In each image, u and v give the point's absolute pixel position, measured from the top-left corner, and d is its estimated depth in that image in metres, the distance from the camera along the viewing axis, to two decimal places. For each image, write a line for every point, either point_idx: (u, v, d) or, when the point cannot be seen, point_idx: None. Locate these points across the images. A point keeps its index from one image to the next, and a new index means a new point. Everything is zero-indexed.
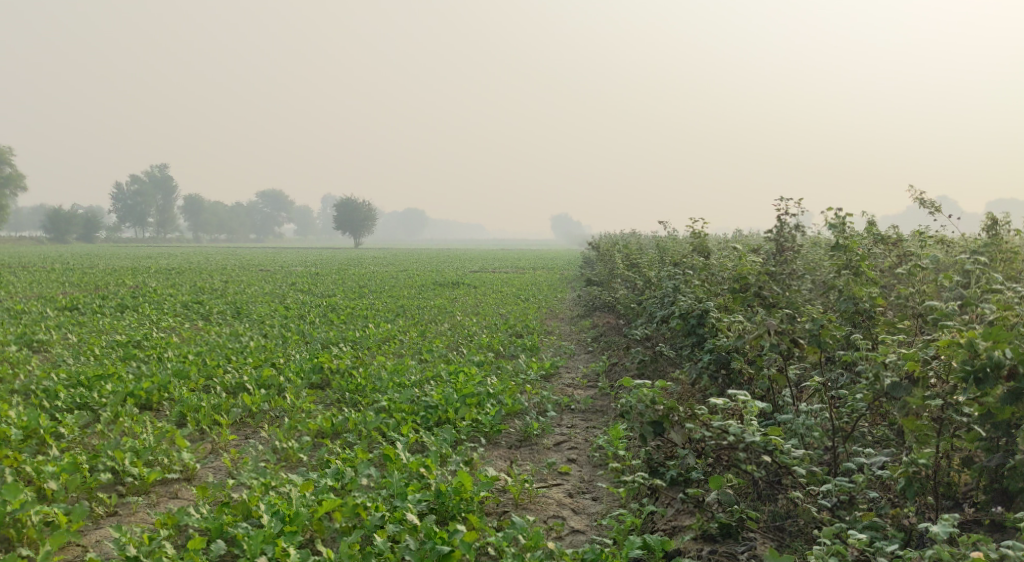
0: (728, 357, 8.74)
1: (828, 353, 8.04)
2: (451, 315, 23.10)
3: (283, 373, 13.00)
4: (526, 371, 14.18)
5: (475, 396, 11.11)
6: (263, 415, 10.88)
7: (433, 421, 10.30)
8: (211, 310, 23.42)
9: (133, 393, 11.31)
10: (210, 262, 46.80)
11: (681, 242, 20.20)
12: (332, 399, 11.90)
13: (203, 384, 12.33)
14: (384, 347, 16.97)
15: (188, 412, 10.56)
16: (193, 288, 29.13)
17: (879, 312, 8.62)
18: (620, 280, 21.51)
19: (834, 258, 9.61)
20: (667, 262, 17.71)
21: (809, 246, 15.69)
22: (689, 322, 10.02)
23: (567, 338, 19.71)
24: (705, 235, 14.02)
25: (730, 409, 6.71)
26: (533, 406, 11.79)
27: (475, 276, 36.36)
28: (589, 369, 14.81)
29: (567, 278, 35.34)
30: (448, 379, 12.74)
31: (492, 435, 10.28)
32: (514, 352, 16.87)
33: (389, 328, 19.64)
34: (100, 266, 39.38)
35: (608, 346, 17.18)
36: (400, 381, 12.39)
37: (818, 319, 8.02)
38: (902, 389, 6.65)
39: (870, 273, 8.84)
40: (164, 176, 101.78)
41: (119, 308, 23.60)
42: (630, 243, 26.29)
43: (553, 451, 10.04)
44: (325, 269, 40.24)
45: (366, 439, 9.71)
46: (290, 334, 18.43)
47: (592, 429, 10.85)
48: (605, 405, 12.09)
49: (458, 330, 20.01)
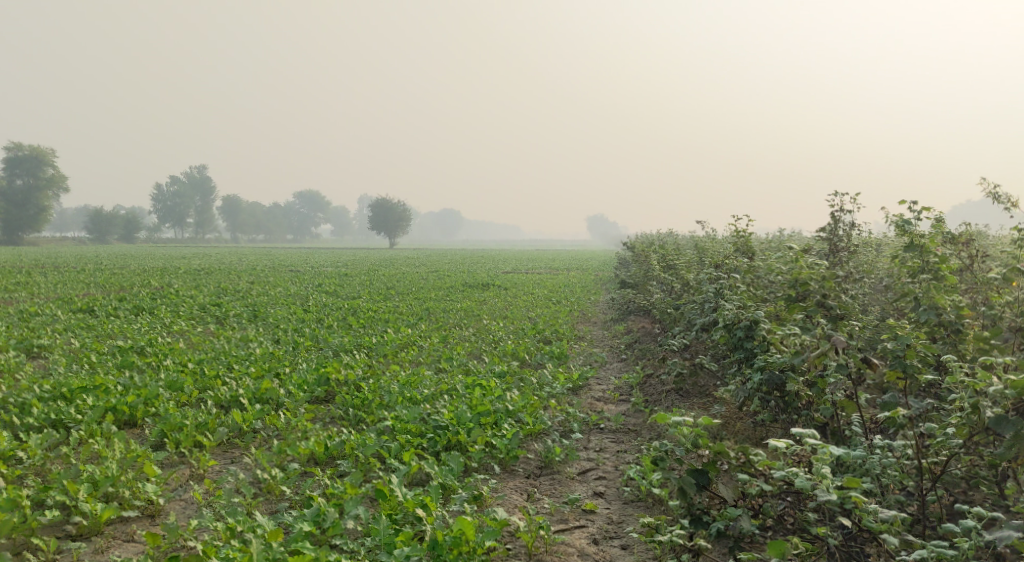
0: (783, 378, 7.40)
1: (911, 379, 6.60)
2: (478, 319, 21.81)
3: (284, 386, 11.87)
4: (552, 384, 12.87)
5: (490, 415, 9.88)
6: (253, 435, 9.75)
7: (441, 446, 9.08)
8: (228, 312, 22.50)
9: (115, 408, 10.27)
10: (240, 262, 46.25)
11: (723, 241, 18.67)
12: (333, 416, 10.74)
13: (196, 398, 11.23)
14: (400, 355, 15.77)
15: (168, 432, 9.45)
16: (216, 291, 28.21)
17: (968, 324, 7.27)
18: (656, 283, 20.07)
19: (909, 259, 8.17)
20: (707, 263, 16.26)
21: (867, 247, 14.19)
22: (735, 335, 8.55)
23: (598, 345, 18.36)
24: (749, 233, 12.57)
25: (795, 455, 5.35)
26: (556, 425, 10.50)
27: (506, 278, 35.05)
28: (622, 380, 13.46)
29: (601, 280, 33.89)
30: (463, 393, 11.52)
31: (508, 462, 9.00)
32: (541, 361, 15.57)
33: (409, 333, 18.46)
34: (130, 268, 38.94)
35: (642, 354, 15.81)
36: (411, 395, 11.17)
37: (902, 339, 6.61)
38: (1011, 425, 5.43)
39: (952, 278, 7.51)
40: (201, 178, 102.26)
41: (136, 311, 22.73)
42: (665, 243, 24.86)
43: (579, 482, 8.73)
44: (353, 269, 39.15)
45: (362, 468, 8.54)
46: (303, 340, 17.32)
47: (624, 456, 9.51)
48: (638, 424, 10.72)
49: (482, 336, 18.75)
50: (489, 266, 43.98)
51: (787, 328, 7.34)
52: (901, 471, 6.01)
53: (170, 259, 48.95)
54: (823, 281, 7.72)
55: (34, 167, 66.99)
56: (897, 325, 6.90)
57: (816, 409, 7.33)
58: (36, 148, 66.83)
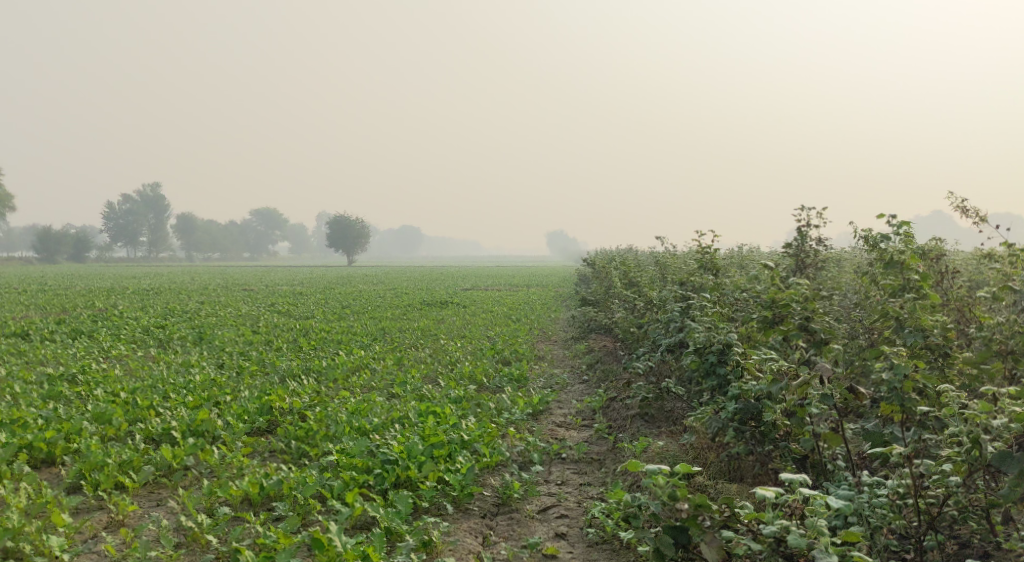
0: (759, 407, 6.91)
1: (908, 411, 6.04)
2: (435, 339, 21.00)
3: (222, 416, 10.96)
4: (511, 409, 12.16)
5: (443, 447, 9.10)
6: (183, 474, 8.86)
7: (389, 483, 8.33)
8: (173, 335, 21.36)
9: (31, 445, 9.31)
10: (192, 281, 44.73)
11: (685, 257, 18.16)
12: (273, 450, 9.94)
13: (124, 431, 10.26)
14: (351, 379, 14.89)
15: (86, 472, 8.52)
16: (161, 312, 26.92)
17: (956, 347, 6.91)
18: (618, 300, 19.51)
19: (890, 277, 7.70)
20: (670, 280, 15.69)
21: (833, 264, 13.74)
22: (706, 361, 7.86)
23: (559, 366, 17.66)
24: (714, 249, 11.96)
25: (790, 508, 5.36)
26: (515, 455, 9.78)
27: (466, 295, 34.22)
28: (584, 404, 12.77)
29: (561, 297, 33.27)
30: (416, 422, 10.75)
31: (462, 500, 8.27)
32: (499, 385, 14.84)
33: (363, 355, 17.61)
34: (75, 288, 37.23)
35: (605, 376, 15.13)
36: (359, 425, 10.37)
37: (898, 368, 5.96)
38: (1016, 463, 5.05)
39: (934, 297, 7.13)
40: (154, 196, 99.85)
41: (72, 335, 21.41)
42: (626, 259, 24.23)
43: (539, 522, 8.05)
44: (310, 289, 38.05)
45: (299, 511, 7.78)
46: (248, 364, 16.35)
47: (587, 489, 8.84)
48: (602, 453, 10.06)
49: (438, 357, 17.95)
50: (450, 284, 43.03)
51: (762, 353, 6.80)
52: (890, 512, 5.64)
53: (117, 278, 47.26)
54: (806, 302, 6.98)
55: None
56: (892, 351, 6.22)
57: (794, 440, 6.84)
58: None
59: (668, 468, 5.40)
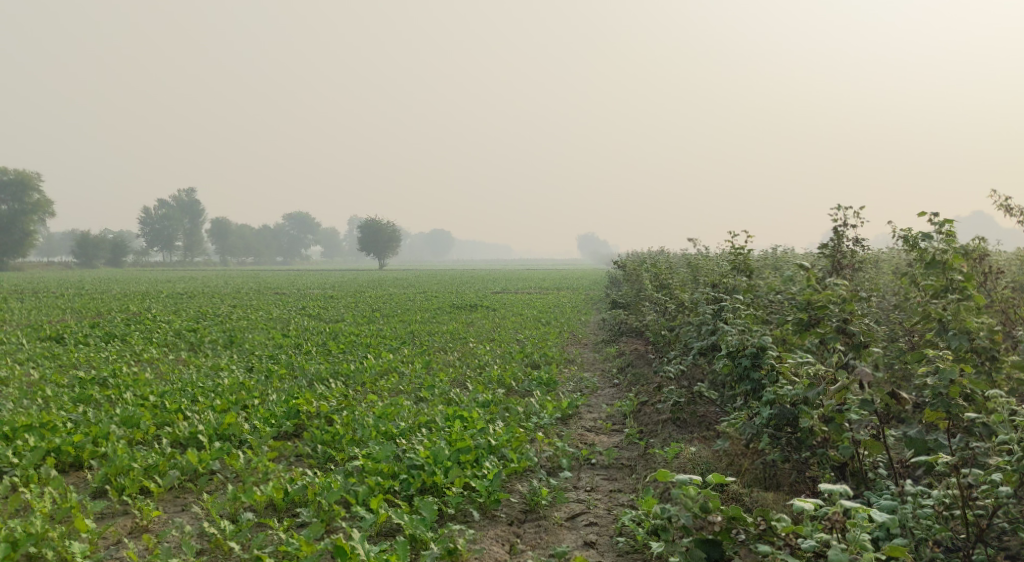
0: (795, 412, 6.69)
1: (955, 418, 5.81)
2: (464, 342, 20.88)
3: (249, 420, 10.90)
4: (540, 414, 11.96)
5: (470, 453, 8.94)
6: (209, 478, 8.80)
7: (415, 489, 8.19)
8: (204, 339, 21.48)
9: (59, 449, 9.32)
10: (225, 285, 45.14)
11: (717, 259, 17.82)
12: (300, 454, 9.86)
13: (151, 435, 10.22)
14: (380, 383, 14.79)
15: (112, 476, 8.49)
16: (194, 316, 27.14)
17: (1004, 351, 6.60)
18: (649, 303, 19.23)
19: (932, 277, 7.39)
20: (702, 282, 15.38)
21: (870, 266, 13.34)
22: (739, 365, 7.61)
23: (589, 369, 17.43)
24: (747, 250, 11.65)
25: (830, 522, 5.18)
26: (543, 461, 9.58)
27: (496, 298, 34.07)
28: (614, 409, 12.53)
29: (592, 300, 32.98)
30: (443, 427, 10.61)
31: (489, 506, 8.08)
32: (528, 389, 14.65)
33: (391, 359, 17.53)
34: (111, 292, 37.79)
35: (635, 380, 14.86)
36: (386, 430, 10.25)
37: (943, 373, 5.77)
38: None
39: (979, 298, 6.84)
40: (189, 202, 101.27)
41: (106, 339, 21.60)
42: (657, 261, 23.90)
43: (567, 530, 7.86)
44: (341, 293, 38.26)
45: (324, 517, 7.66)
46: (278, 367, 16.36)
47: (617, 496, 8.62)
48: (633, 458, 9.82)
49: (467, 360, 17.81)
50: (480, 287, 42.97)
51: (797, 357, 6.59)
52: (936, 522, 5.39)
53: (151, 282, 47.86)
54: (844, 304, 6.69)
55: (19, 193, 63.13)
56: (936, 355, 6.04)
57: (831, 446, 6.56)
58: (22, 173, 63.05)
59: (700, 478, 5.29)
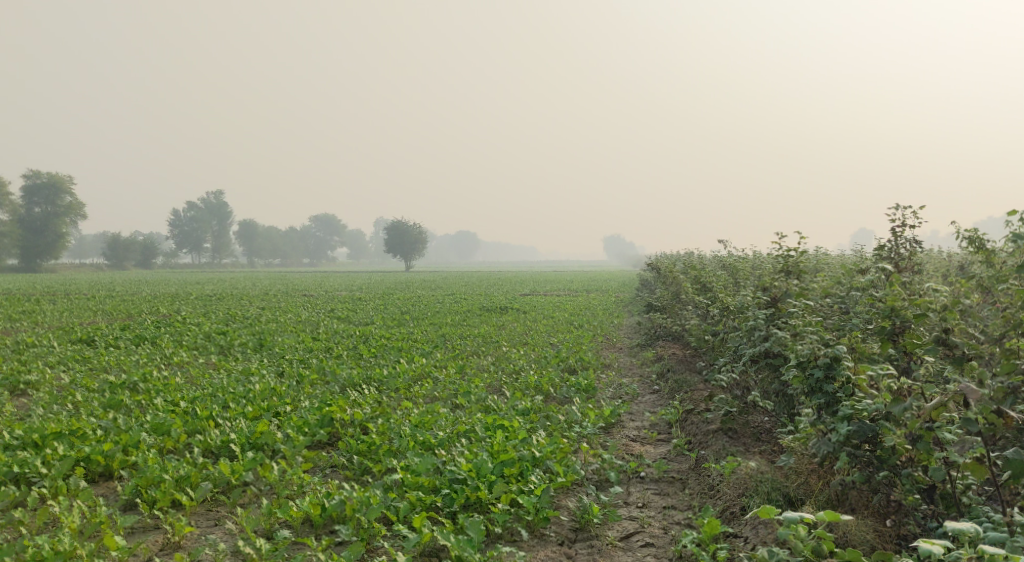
0: (875, 429, 6.12)
1: None
2: (497, 346, 20.38)
3: (282, 428, 10.49)
4: (582, 422, 11.44)
5: (514, 465, 8.43)
6: (242, 490, 8.40)
7: (458, 505, 7.73)
8: (234, 342, 21.16)
9: (88, 458, 8.97)
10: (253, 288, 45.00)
11: (761, 261, 17.16)
12: (335, 466, 9.47)
13: (182, 443, 9.85)
14: (413, 389, 14.38)
15: (143, 488, 8.13)
16: (224, 318, 26.88)
17: None
18: (688, 306, 18.62)
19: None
20: (747, 285, 14.76)
21: (927, 268, 12.67)
22: (810, 377, 6.98)
23: (627, 375, 16.88)
24: (800, 252, 11.02)
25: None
26: (590, 474, 9.07)
27: (525, 301, 33.50)
28: (658, 417, 11.99)
29: (625, 302, 32.32)
30: (484, 437, 10.14)
31: (537, 525, 7.64)
32: (566, 396, 14.14)
33: (424, 364, 17.09)
34: (144, 294, 37.74)
35: (678, 387, 14.31)
36: (424, 440, 9.78)
37: None
38: None
39: None
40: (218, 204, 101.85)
41: (136, 342, 21.34)
42: (695, 262, 23.19)
43: (622, 551, 7.45)
44: (369, 294, 37.91)
45: (364, 535, 7.28)
46: (309, 372, 15.97)
47: (672, 514, 8.11)
48: (684, 472, 9.27)
49: (501, 365, 17.34)
50: (510, 289, 42.42)
51: (878, 367, 6.03)
52: None
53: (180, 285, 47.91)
54: (943, 312, 6.16)
55: (52, 196, 63.57)
56: None
57: (917, 467, 6.11)
58: (54, 176, 63.64)
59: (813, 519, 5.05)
